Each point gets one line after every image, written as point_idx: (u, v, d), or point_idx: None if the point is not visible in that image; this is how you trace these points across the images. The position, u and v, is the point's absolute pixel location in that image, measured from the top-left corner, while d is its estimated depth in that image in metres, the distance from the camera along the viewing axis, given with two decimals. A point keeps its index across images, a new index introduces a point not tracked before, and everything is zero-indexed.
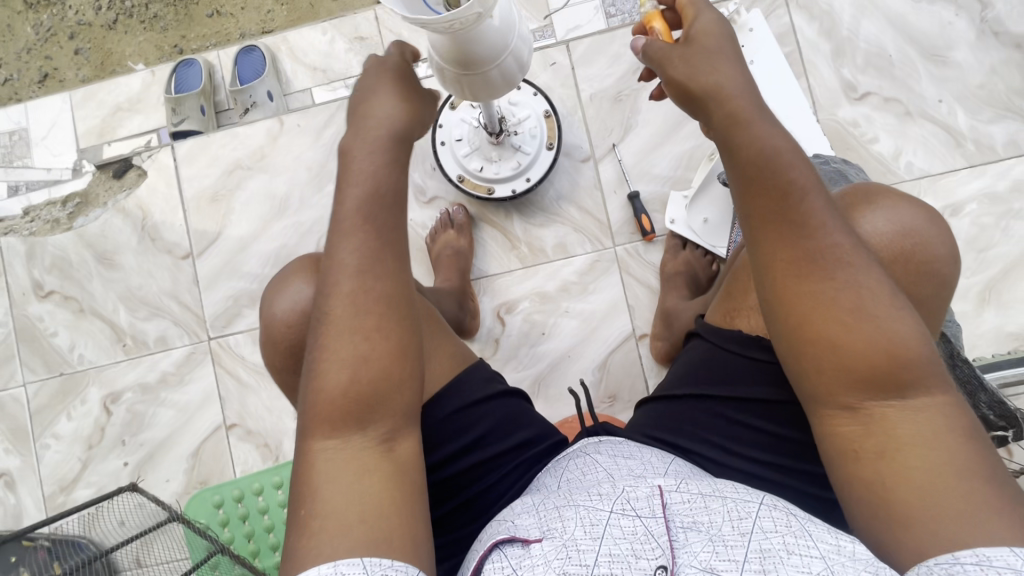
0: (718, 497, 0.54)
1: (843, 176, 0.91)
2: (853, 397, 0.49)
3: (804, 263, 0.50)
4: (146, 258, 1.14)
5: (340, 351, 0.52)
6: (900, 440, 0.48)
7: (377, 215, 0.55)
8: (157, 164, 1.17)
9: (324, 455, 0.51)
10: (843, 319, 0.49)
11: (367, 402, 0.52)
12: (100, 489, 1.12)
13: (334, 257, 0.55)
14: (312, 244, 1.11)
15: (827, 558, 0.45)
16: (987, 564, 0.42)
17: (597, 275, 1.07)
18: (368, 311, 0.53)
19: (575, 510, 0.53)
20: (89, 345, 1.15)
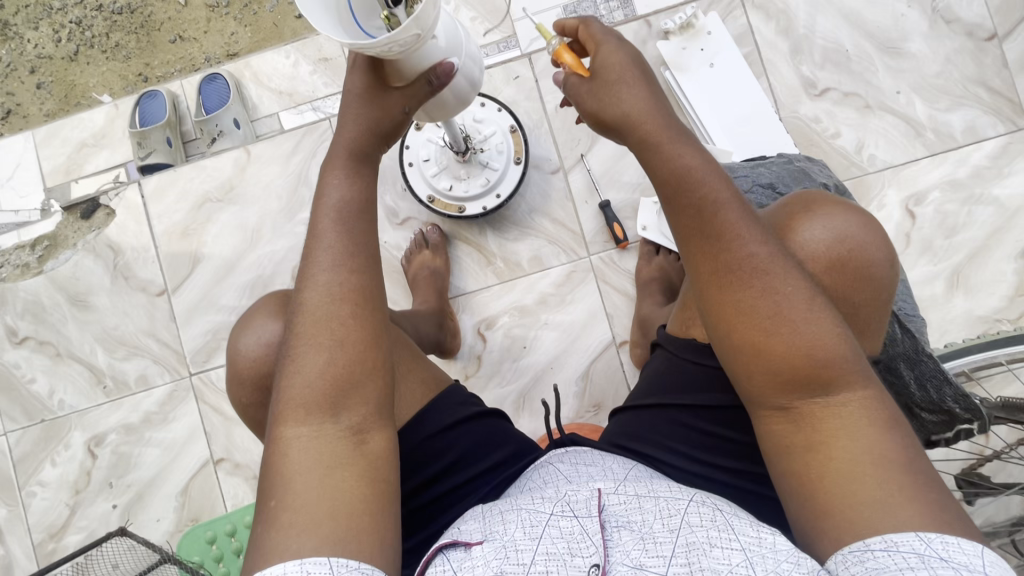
0: (653, 496, 0.56)
1: (806, 176, 0.93)
2: (782, 398, 0.53)
3: (734, 271, 0.53)
4: (121, 297, 1.13)
5: (320, 338, 0.52)
6: (831, 436, 0.51)
7: (353, 228, 0.56)
8: (126, 202, 1.16)
9: (298, 442, 0.51)
10: (777, 325, 0.52)
11: (336, 400, 0.52)
12: (91, 533, 1.12)
13: (311, 266, 0.55)
14: (288, 273, 1.11)
15: (747, 550, 0.48)
16: (895, 551, 0.45)
17: (574, 285, 1.07)
18: (346, 318, 0.53)
19: (518, 513, 0.54)
20: (69, 389, 1.14)
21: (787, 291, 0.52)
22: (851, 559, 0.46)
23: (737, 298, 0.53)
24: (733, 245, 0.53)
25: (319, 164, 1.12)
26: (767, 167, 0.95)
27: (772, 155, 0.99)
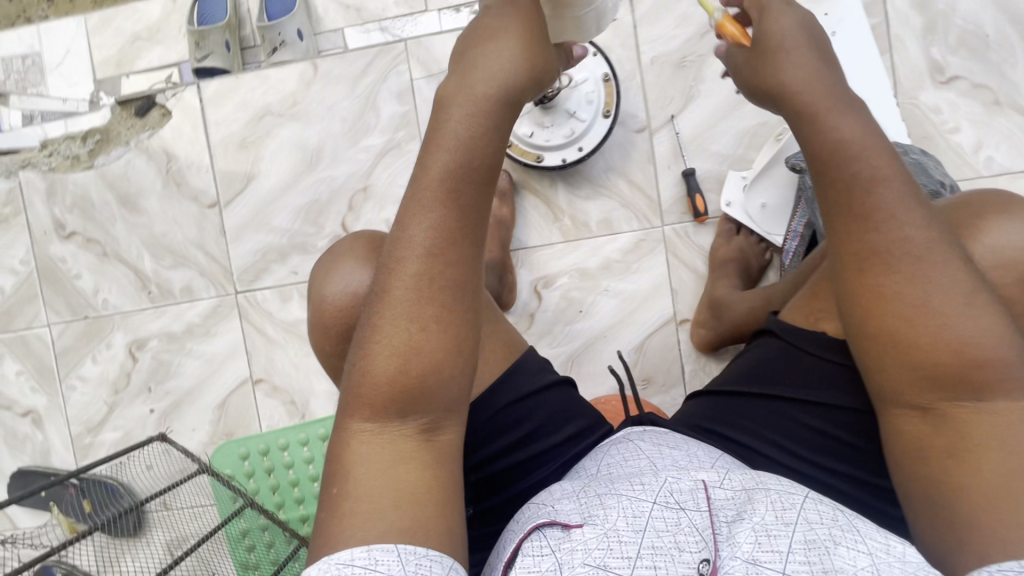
0: (763, 488, 0.52)
1: (923, 170, 0.86)
2: (926, 398, 0.47)
3: (896, 263, 0.46)
4: (171, 204, 1.10)
5: (389, 337, 0.47)
6: (980, 446, 0.45)
7: (461, 189, 0.47)
8: (183, 104, 1.10)
9: (361, 439, 0.48)
10: (939, 320, 0.45)
11: (412, 392, 0.47)
12: (128, 432, 1.13)
13: (403, 224, 0.48)
14: (345, 201, 1.06)
15: (873, 555, 0.44)
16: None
17: (641, 254, 1.02)
18: (427, 291, 0.47)
19: (618, 499, 0.51)
20: (113, 290, 1.12)
21: (960, 286, 0.45)
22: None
23: (890, 294, 0.46)
24: (895, 245, 0.46)
25: (390, 90, 1.05)
26: None
27: (884, 144, 0.92)
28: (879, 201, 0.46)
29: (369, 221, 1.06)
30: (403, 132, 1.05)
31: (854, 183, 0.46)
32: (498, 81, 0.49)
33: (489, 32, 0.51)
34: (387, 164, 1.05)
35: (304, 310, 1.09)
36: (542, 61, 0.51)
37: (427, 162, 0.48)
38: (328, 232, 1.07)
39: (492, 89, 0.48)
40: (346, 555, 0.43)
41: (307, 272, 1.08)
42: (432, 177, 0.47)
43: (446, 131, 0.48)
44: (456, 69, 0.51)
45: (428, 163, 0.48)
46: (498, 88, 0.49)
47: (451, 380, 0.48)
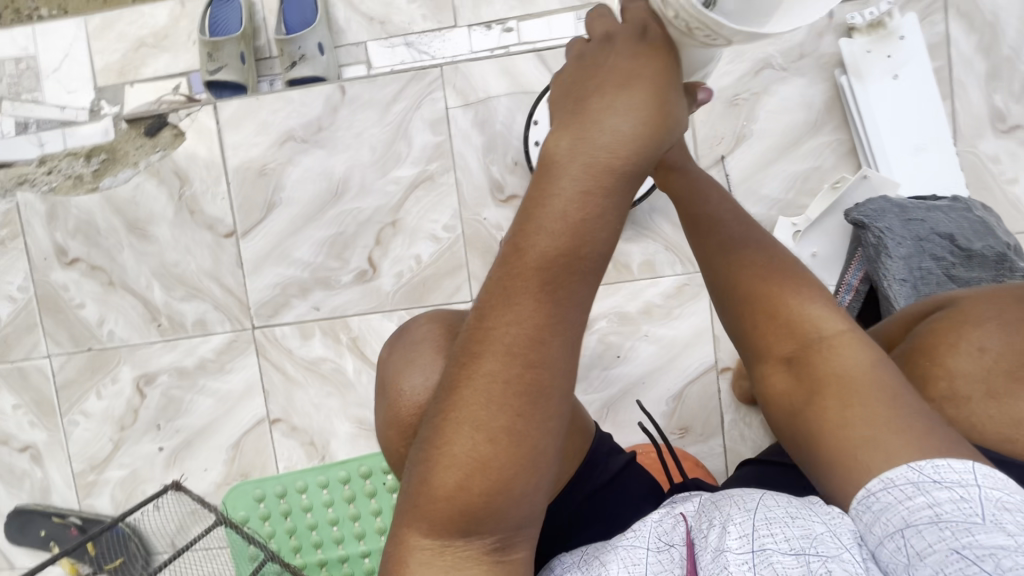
0: (724, 494, 0.52)
1: (989, 230, 0.81)
2: (789, 384, 0.54)
3: (766, 256, 0.58)
4: (184, 232, 1.03)
5: (458, 447, 0.42)
6: (846, 387, 0.50)
7: (560, 284, 0.41)
8: (198, 126, 1.02)
9: (419, 554, 0.44)
10: (794, 289, 0.56)
11: (476, 513, 0.42)
12: (135, 471, 1.07)
13: (488, 310, 0.43)
14: (373, 235, 1.00)
15: (828, 522, 0.45)
16: (891, 487, 0.44)
17: (683, 299, 0.99)
18: (504, 400, 0.41)
19: (616, 553, 0.49)
20: (120, 321, 1.05)
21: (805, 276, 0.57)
22: (862, 509, 0.45)
23: (765, 285, 0.56)
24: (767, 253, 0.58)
25: (422, 118, 0.99)
26: (944, 212, 0.82)
27: (944, 197, 0.87)
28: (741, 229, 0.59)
29: (397, 256, 1.00)
30: (436, 163, 0.99)
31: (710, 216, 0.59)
32: (621, 144, 0.40)
33: (612, 80, 0.42)
34: (418, 197, 0.99)
35: (326, 348, 1.03)
36: (666, 123, 0.41)
37: (521, 255, 0.41)
38: (354, 266, 1.01)
39: (616, 158, 0.40)
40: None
41: (330, 307, 1.02)
42: (529, 271, 0.41)
43: (545, 216, 0.41)
44: (564, 124, 0.42)
45: (523, 255, 0.41)
46: (619, 155, 0.40)
47: (525, 497, 0.43)
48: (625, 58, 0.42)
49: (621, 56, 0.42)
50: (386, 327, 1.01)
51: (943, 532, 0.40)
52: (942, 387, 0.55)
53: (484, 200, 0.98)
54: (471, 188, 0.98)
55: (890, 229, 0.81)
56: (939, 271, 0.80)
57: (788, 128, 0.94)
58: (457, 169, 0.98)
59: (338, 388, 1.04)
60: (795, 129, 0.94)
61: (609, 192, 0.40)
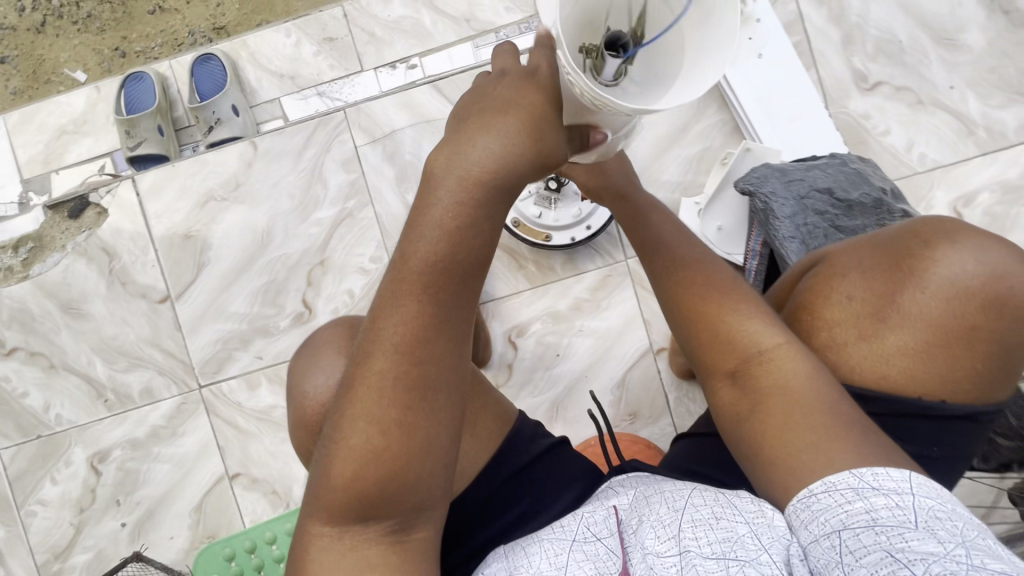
0: (656, 488, 0.50)
1: (863, 179, 0.87)
2: (732, 388, 0.50)
3: (699, 268, 0.55)
4: (119, 304, 1.05)
5: (352, 440, 0.44)
6: (790, 395, 0.47)
7: (441, 283, 0.44)
8: (120, 201, 1.05)
9: (320, 546, 0.45)
10: (728, 298, 0.52)
11: (372, 501, 0.44)
12: (99, 553, 1.05)
13: (377, 312, 0.45)
14: (304, 277, 1.03)
15: (753, 522, 0.44)
16: (833, 491, 0.42)
17: (609, 290, 1.03)
18: (392, 394, 0.44)
19: (540, 544, 0.48)
20: (66, 403, 1.06)
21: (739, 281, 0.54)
22: (800, 507, 0.43)
23: (695, 293, 0.54)
24: (700, 263, 0.56)
25: (335, 159, 1.03)
26: (821, 169, 0.89)
27: (822, 156, 0.93)
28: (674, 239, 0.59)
29: (330, 294, 1.03)
30: (354, 200, 1.03)
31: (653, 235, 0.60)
32: (499, 171, 0.43)
33: (492, 107, 0.44)
34: (342, 235, 1.03)
35: (274, 395, 1.04)
36: (533, 150, 0.44)
37: (403, 262, 0.44)
38: (290, 310, 1.03)
39: (486, 174, 0.43)
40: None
41: (273, 354, 1.04)
42: (408, 274, 0.44)
43: (423, 225, 0.43)
44: (445, 144, 0.44)
45: (406, 260, 0.44)
46: (492, 177, 0.43)
47: (420, 483, 0.45)
48: (507, 94, 0.45)
49: (503, 93, 0.45)
50: None
51: (877, 536, 0.39)
52: (823, 337, 0.58)
53: None
54: (391, 218, 1.03)
55: (774, 192, 0.87)
56: (826, 223, 0.85)
57: (674, 117, 1.01)
58: (375, 202, 1.03)
59: None
60: (681, 117, 1.01)
61: (482, 215, 0.43)
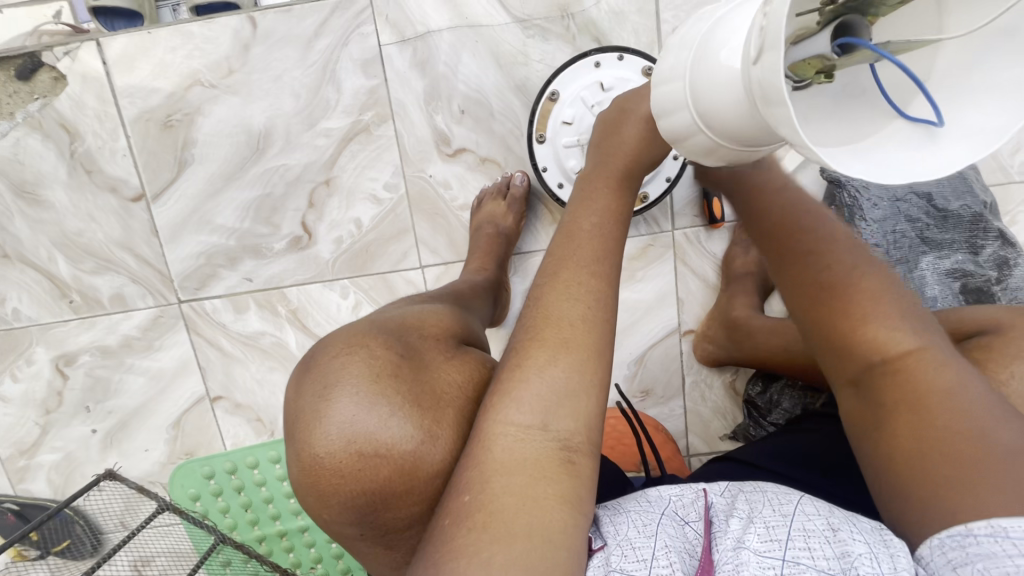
0: (760, 492, 0.48)
1: (968, 188, 0.77)
2: (859, 377, 0.49)
3: (822, 256, 0.52)
4: (84, 196, 0.89)
5: (537, 362, 0.43)
6: (918, 412, 0.44)
7: (608, 233, 0.49)
8: (82, 68, 0.85)
9: (506, 451, 0.40)
10: (850, 302, 0.49)
11: (558, 403, 0.42)
12: (69, 454, 1.00)
13: (556, 261, 0.48)
14: (304, 195, 0.89)
15: (870, 544, 0.39)
16: (1001, 537, 0.35)
17: (647, 261, 0.93)
18: (583, 291, 0.46)
19: (627, 515, 0.47)
20: (24, 297, 0.94)
21: (877, 271, 0.51)
22: (951, 544, 0.37)
23: (803, 264, 0.52)
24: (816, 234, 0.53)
25: (352, 58, 0.84)
26: None
27: None
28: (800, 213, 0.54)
29: (334, 220, 0.90)
30: (372, 112, 0.86)
31: (776, 218, 0.54)
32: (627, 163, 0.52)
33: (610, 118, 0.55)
34: (353, 152, 0.87)
35: (264, 322, 0.94)
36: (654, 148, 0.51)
37: (580, 219, 0.50)
38: (286, 232, 0.90)
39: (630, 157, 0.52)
40: None
41: (264, 278, 0.92)
42: (595, 216, 0.50)
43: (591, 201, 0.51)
44: (600, 139, 0.55)
45: (577, 223, 0.50)
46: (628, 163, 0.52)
47: (602, 414, 0.44)
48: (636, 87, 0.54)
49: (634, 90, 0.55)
50: (328, 300, 0.93)
51: None
52: None
53: (429, 154, 0.87)
54: (413, 142, 0.87)
55: (866, 186, 0.77)
56: (913, 233, 0.75)
57: None
58: (396, 119, 0.86)
59: (282, 362, 0.96)
60: None
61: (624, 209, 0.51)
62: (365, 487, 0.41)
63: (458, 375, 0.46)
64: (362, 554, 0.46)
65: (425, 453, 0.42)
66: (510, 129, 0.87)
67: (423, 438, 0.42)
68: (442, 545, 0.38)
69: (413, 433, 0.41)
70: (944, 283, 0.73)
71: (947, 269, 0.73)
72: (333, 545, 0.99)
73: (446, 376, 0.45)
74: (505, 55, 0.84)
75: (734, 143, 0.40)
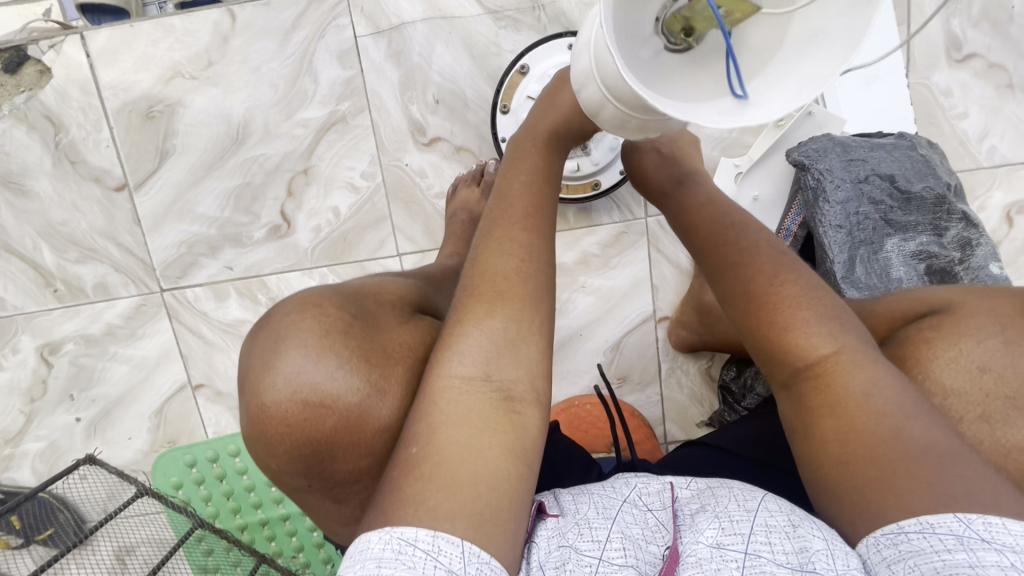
0: (727, 488, 0.48)
1: (931, 169, 0.77)
2: (786, 381, 0.47)
3: (745, 267, 0.52)
4: (68, 186, 0.91)
5: (480, 315, 0.45)
6: (843, 416, 0.43)
7: (542, 193, 0.53)
8: (66, 60, 0.87)
9: (449, 402, 0.42)
10: (771, 308, 0.48)
11: (498, 352, 0.44)
12: (53, 443, 1.01)
13: (493, 222, 0.51)
14: (283, 184, 0.91)
15: (830, 543, 0.39)
16: (930, 533, 0.36)
17: (621, 248, 0.95)
18: (517, 250, 0.49)
19: (591, 497, 0.49)
20: (10, 287, 0.95)
21: (795, 272, 0.50)
22: (884, 540, 0.37)
23: (728, 282, 0.53)
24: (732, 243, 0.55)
25: (329, 49, 0.87)
26: (886, 150, 0.79)
27: (890, 134, 0.82)
28: (732, 233, 0.56)
29: (313, 209, 0.91)
30: (349, 103, 0.88)
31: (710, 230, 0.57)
32: (560, 125, 0.57)
33: (543, 94, 0.59)
34: (331, 142, 0.89)
35: (244, 310, 0.96)
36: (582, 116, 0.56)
37: (511, 182, 0.54)
38: (266, 221, 0.92)
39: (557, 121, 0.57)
40: (412, 533, 0.36)
41: (243, 267, 0.94)
42: (526, 180, 0.54)
43: (525, 166, 0.55)
44: (538, 107, 0.59)
45: (512, 184, 0.54)
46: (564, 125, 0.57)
47: (545, 365, 0.46)
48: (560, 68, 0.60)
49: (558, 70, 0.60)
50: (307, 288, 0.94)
51: None
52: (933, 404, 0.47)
53: (405, 143, 0.89)
54: (389, 132, 0.89)
55: (830, 170, 0.77)
56: (877, 215, 0.76)
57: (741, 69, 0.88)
58: (372, 109, 0.88)
59: None
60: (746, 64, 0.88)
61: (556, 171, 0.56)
62: (314, 435, 0.42)
63: (410, 337, 0.48)
64: (320, 509, 0.48)
65: (373, 404, 0.43)
66: (484, 118, 0.89)
67: (371, 392, 0.43)
68: (388, 495, 0.39)
69: (360, 386, 0.43)
70: (909, 265, 0.74)
71: (913, 251, 0.75)
72: (314, 534, 0.99)
73: (398, 333, 0.48)
74: (478, 46, 0.86)
75: (637, 112, 0.44)
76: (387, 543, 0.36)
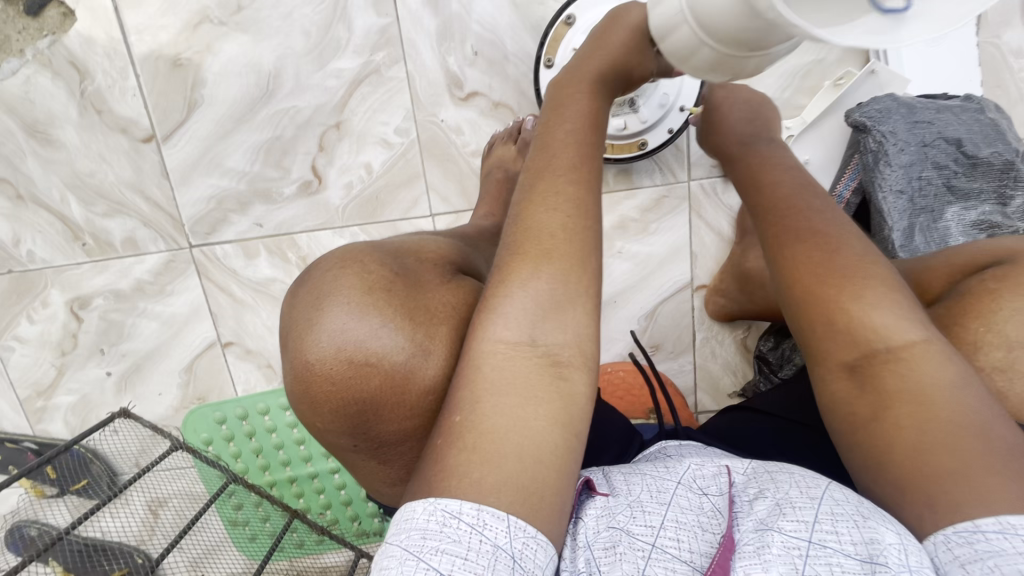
0: (787, 473, 0.45)
1: (999, 134, 0.73)
2: (853, 362, 0.44)
3: (816, 245, 0.48)
4: (95, 136, 0.89)
5: (525, 276, 0.43)
6: (916, 405, 0.40)
7: (584, 138, 0.49)
8: (90, 3, 0.84)
9: (494, 369, 0.40)
10: (845, 285, 0.45)
11: (545, 317, 0.42)
12: (84, 397, 1.02)
13: (539, 175, 0.47)
14: (315, 138, 0.88)
15: (901, 537, 0.36)
16: (1012, 534, 0.33)
17: (661, 213, 0.92)
18: (562, 205, 0.45)
19: (643, 476, 0.46)
20: (38, 240, 0.94)
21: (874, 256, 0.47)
22: (957, 539, 0.34)
23: (793, 251, 0.49)
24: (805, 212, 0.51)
25: None
26: (953, 112, 0.74)
27: (957, 96, 0.77)
28: (795, 206, 0.52)
29: (345, 165, 0.89)
30: (383, 53, 0.84)
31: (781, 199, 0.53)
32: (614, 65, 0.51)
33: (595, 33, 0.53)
34: (364, 95, 0.86)
35: (274, 268, 0.94)
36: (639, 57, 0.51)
37: (556, 129, 0.49)
38: (296, 176, 0.89)
39: (609, 61, 0.51)
40: (457, 508, 0.35)
41: (274, 224, 0.92)
42: (574, 128, 0.49)
43: (569, 109, 0.51)
44: (592, 42, 0.53)
45: (559, 130, 0.49)
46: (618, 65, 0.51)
47: (593, 327, 0.44)
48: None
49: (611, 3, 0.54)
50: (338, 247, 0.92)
51: None
52: (996, 358, 0.46)
53: (441, 97, 0.86)
54: (425, 85, 0.85)
55: (893, 131, 0.73)
56: (940, 181, 0.73)
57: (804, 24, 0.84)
58: (408, 60, 0.84)
59: None
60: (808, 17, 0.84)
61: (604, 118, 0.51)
62: (357, 397, 0.41)
63: (452, 296, 0.46)
64: (365, 471, 0.47)
65: (417, 365, 0.42)
66: (524, 73, 0.85)
67: (415, 351, 0.42)
68: (433, 464, 0.38)
69: (404, 346, 0.41)
70: (969, 234, 0.71)
71: (973, 220, 0.71)
72: (343, 491, 1.00)
73: (440, 292, 0.46)
74: None
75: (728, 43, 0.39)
76: (432, 515, 0.35)
